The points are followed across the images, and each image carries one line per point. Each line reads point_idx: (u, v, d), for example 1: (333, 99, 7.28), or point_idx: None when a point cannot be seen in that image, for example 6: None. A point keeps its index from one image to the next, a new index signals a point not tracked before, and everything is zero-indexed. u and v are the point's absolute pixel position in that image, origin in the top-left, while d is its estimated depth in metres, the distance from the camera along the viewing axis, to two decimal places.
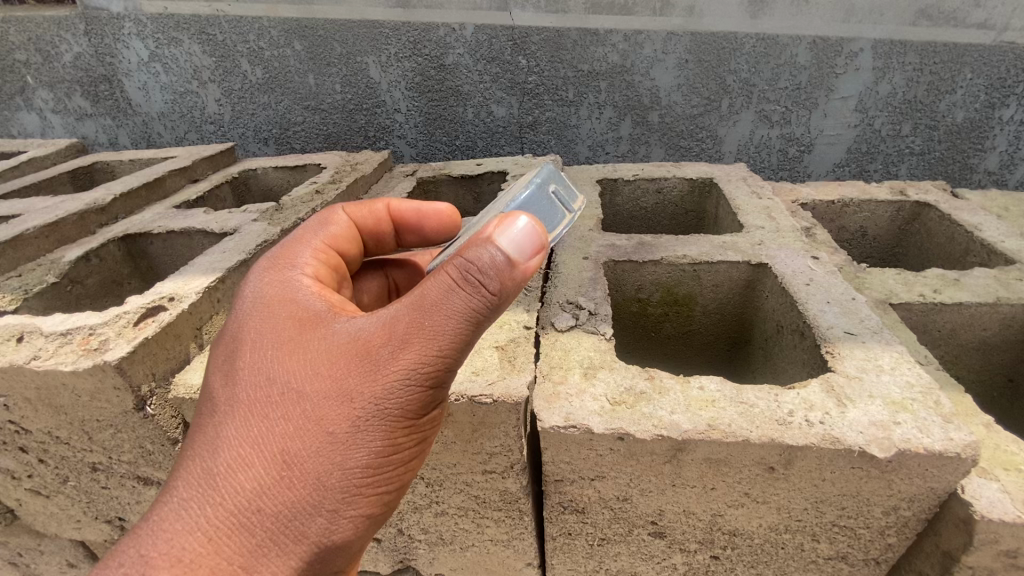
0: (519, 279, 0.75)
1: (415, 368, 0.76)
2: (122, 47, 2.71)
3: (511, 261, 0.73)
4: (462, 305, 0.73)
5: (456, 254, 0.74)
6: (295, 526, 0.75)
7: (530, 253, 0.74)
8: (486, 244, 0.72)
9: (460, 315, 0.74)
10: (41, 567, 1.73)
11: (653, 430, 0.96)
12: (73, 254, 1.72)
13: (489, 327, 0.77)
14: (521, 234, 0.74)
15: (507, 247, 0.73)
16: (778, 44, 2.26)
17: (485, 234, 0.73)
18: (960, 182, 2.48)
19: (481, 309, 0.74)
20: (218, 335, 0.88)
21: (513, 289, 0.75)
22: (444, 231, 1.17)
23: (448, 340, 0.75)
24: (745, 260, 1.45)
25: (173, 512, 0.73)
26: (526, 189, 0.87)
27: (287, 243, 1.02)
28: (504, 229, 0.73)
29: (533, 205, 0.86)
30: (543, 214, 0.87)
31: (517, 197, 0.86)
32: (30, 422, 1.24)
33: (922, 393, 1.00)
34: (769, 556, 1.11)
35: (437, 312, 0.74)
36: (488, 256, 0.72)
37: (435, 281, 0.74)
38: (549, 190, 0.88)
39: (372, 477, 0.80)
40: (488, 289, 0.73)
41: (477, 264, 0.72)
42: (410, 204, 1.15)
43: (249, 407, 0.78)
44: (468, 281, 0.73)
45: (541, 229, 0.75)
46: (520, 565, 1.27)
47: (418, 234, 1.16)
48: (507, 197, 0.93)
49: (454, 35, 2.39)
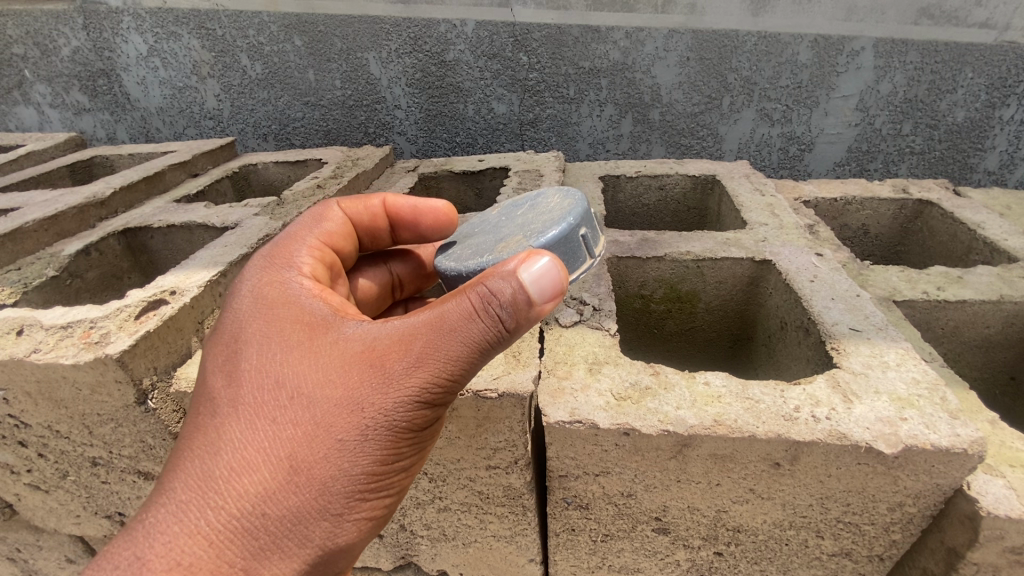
0: (534, 317, 0.75)
1: (427, 384, 0.76)
2: (121, 41, 2.69)
3: (532, 299, 0.73)
4: (477, 329, 0.73)
5: (479, 281, 0.74)
6: (298, 531, 0.75)
7: (549, 296, 0.74)
8: (510, 276, 0.72)
9: (475, 337, 0.74)
10: (40, 562, 1.71)
11: (658, 426, 0.96)
12: (72, 247, 1.71)
13: (501, 350, 0.77)
14: (545, 273, 0.73)
15: (530, 284, 0.72)
16: (779, 42, 2.26)
17: (510, 267, 0.73)
18: (960, 181, 2.48)
19: (495, 335, 0.74)
20: (217, 333, 0.87)
21: (529, 325, 0.75)
22: (438, 229, 1.14)
23: (461, 359, 0.75)
24: (749, 256, 1.45)
25: (172, 514, 0.71)
26: (559, 227, 0.90)
27: (282, 239, 1.01)
28: (529, 265, 0.73)
29: (562, 245, 0.90)
30: (570, 256, 0.91)
31: (547, 234, 0.89)
32: (30, 416, 1.23)
33: (928, 390, 1.00)
34: (773, 552, 1.10)
35: (453, 333, 0.74)
36: (511, 290, 0.72)
37: (453, 302, 0.74)
38: (580, 233, 0.92)
39: (375, 483, 0.80)
40: (507, 318, 0.73)
41: (499, 296, 0.72)
42: (406, 200, 1.12)
43: (254, 410, 0.77)
44: (489, 309, 0.73)
45: (565, 275, 0.74)
46: (522, 562, 1.27)
47: (414, 231, 1.14)
48: (535, 223, 0.96)
49: (454, 31, 2.38)
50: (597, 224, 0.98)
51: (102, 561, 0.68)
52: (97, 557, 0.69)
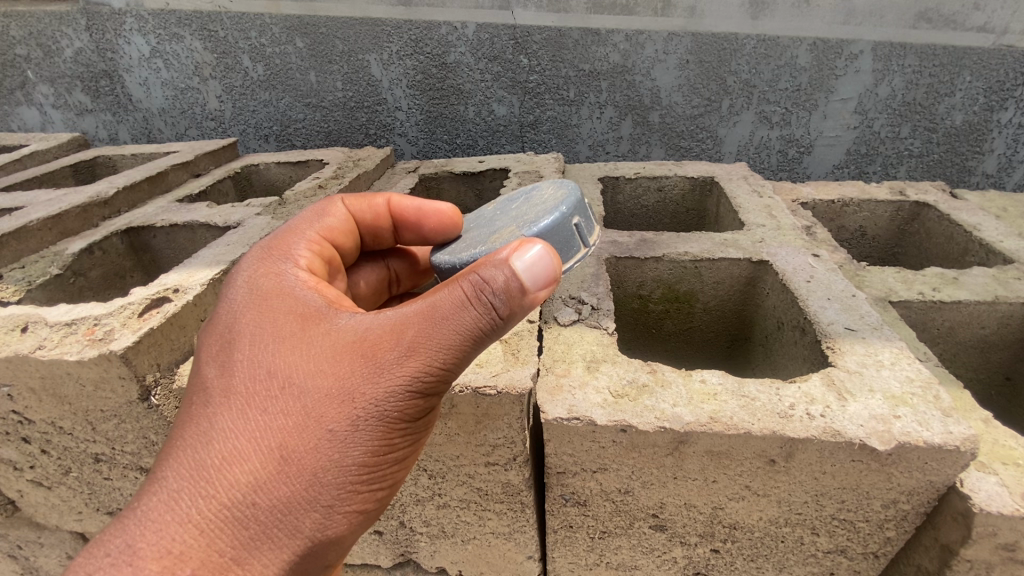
0: (526, 306, 0.76)
1: (418, 375, 0.77)
2: (123, 42, 2.71)
3: (524, 288, 0.74)
4: (468, 320, 0.75)
5: (470, 270, 0.75)
6: (289, 521, 0.76)
7: (541, 283, 0.75)
8: (503, 264, 0.73)
9: (467, 326, 0.75)
10: (40, 560, 1.72)
11: (655, 422, 0.97)
12: (76, 246, 1.72)
13: (493, 340, 0.78)
14: (535, 262, 0.74)
15: (521, 272, 0.74)
16: (779, 45, 2.28)
17: (502, 256, 0.74)
18: (958, 184, 2.49)
19: (487, 326, 0.75)
20: (211, 324, 0.88)
21: (522, 313, 0.76)
22: (440, 233, 1.08)
23: (453, 349, 0.76)
24: (746, 257, 1.46)
25: (164, 502, 0.72)
26: (551, 216, 0.91)
27: (281, 232, 1.03)
28: (521, 253, 0.74)
29: (555, 234, 0.91)
30: (563, 245, 0.92)
31: (539, 224, 0.90)
32: (34, 412, 1.24)
33: (922, 388, 1.01)
34: (769, 550, 1.12)
35: (444, 323, 0.75)
36: (503, 278, 0.73)
37: (446, 291, 0.75)
38: (572, 222, 0.93)
39: (366, 474, 0.81)
40: (499, 306, 0.74)
41: (491, 284, 0.73)
42: (411, 201, 1.11)
43: (247, 399, 0.78)
44: (480, 297, 0.74)
45: (558, 262, 0.75)
46: (520, 559, 1.28)
47: (417, 232, 1.12)
48: (528, 214, 0.97)
49: (455, 33, 2.40)
50: (591, 214, 0.99)
51: (93, 549, 0.69)
52: (89, 545, 0.70)
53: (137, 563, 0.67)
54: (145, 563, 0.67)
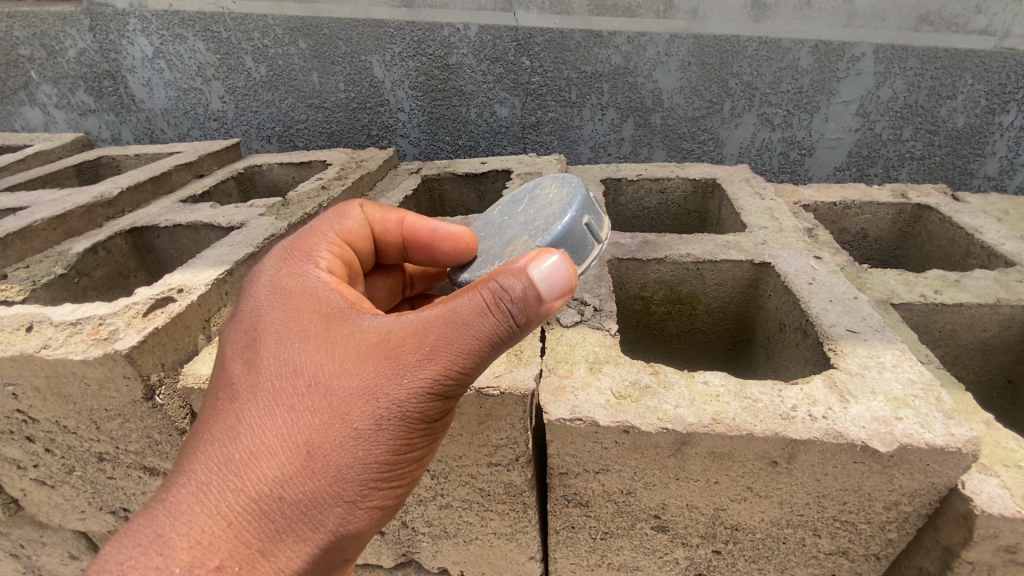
0: (543, 314, 0.76)
1: (438, 378, 0.77)
2: (127, 43, 2.72)
3: (541, 296, 0.74)
4: (488, 325, 0.75)
5: (490, 277, 0.76)
6: (313, 516, 0.76)
7: (558, 293, 0.76)
8: (521, 273, 0.74)
9: (486, 331, 0.75)
10: (43, 559, 1.73)
11: (658, 423, 0.98)
12: (80, 246, 1.73)
13: (512, 345, 0.79)
14: (552, 271, 0.75)
15: (539, 281, 0.74)
16: (780, 47, 2.28)
17: (520, 264, 0.75)
18: (960, 186, 2.49)
19: (506, 332, 0.75)
20: (236, 321, 0.89)
21: (539, 320, 0.77)
22: (453, 256, 1.07)
23: (474, 353, 0.76)
24: (748, 259, 1.47)
25: (193, 494, 0.73)
26: (563, 221, 0.92)
27: (303, 232, 1.04)
28: (539, 262, 0.75)
29: (568, 239, 0.91)
30: (576, 248, 0.92)
31: (552, 231, 0.91)
32: (38, 411, 1.25)
33: (924, 390, 1.02)
34: (771, 551, 1.12)
35: (465, 328, 0.76)
36: (522, 286, 0.74)
37: (467, 297, 0.76)
38: (582, 222, 0.93)
39: (388, 472, 0.81)
40: (518, 313, 0.74)
41: (510, 291, 0.74)
42: (426, 223, 1.09)
43: (273, 396, 0.78)
44: (500, 304, 0.74)
45: (574, 272, 0.76)
46: (522, 559, 1.28)
47: (429, 255, 1.09)
48: (538, 219, 0.97)
49: (457, 35, 2.41)
50: (598, 211, 1.00)
51: (123, 538, 0.70)
52: (117, 534, 0.70)
53: (168, 554, 0.67)
54: (175, 554, 0.68)
